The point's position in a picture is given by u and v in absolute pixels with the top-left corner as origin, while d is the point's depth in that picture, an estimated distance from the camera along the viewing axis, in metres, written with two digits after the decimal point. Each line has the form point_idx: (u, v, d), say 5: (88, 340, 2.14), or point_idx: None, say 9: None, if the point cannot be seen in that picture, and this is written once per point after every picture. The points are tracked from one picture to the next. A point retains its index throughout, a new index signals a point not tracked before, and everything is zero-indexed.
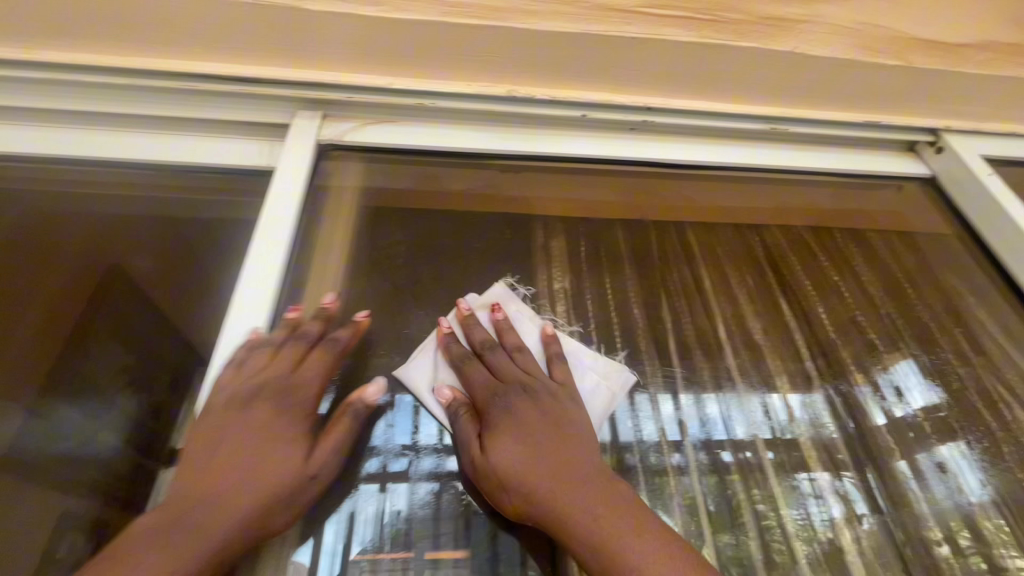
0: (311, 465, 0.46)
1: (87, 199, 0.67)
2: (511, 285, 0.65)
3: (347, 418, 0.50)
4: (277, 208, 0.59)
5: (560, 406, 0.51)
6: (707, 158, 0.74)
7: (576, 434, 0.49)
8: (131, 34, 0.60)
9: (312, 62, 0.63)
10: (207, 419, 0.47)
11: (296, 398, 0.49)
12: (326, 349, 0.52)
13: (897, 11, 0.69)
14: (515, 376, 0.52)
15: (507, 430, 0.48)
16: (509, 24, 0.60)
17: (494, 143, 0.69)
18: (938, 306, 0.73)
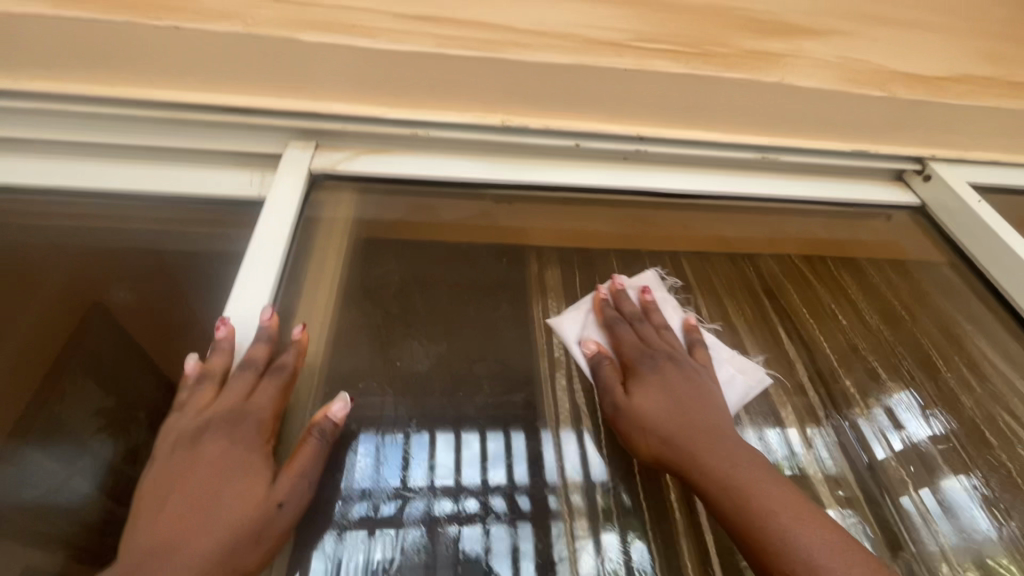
0: (275, 493, 0.44)
1: (81, 232, 0.67)
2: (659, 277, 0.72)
3: (313, 441, 0.47)
4: (266, 243, 0.57)
5: (703, 379, 0.56)
6: (701, 187, 0.74)
7: (715, 401, 0.54)
8: (115, 63, 0.58)
9: (303, 91, 0.62)
10: (159, 464, 0.45)
11: (247, 428, 0.47)
12: (272, 377, 0.50)
13: (871, 49, 0.73)
14: (661, 343, 0.59)
15: (656, 384, 0.54)
16: (504, 55, 0.61)
17: (489, 172, 0.68)
18: (935, 332, 0.73)
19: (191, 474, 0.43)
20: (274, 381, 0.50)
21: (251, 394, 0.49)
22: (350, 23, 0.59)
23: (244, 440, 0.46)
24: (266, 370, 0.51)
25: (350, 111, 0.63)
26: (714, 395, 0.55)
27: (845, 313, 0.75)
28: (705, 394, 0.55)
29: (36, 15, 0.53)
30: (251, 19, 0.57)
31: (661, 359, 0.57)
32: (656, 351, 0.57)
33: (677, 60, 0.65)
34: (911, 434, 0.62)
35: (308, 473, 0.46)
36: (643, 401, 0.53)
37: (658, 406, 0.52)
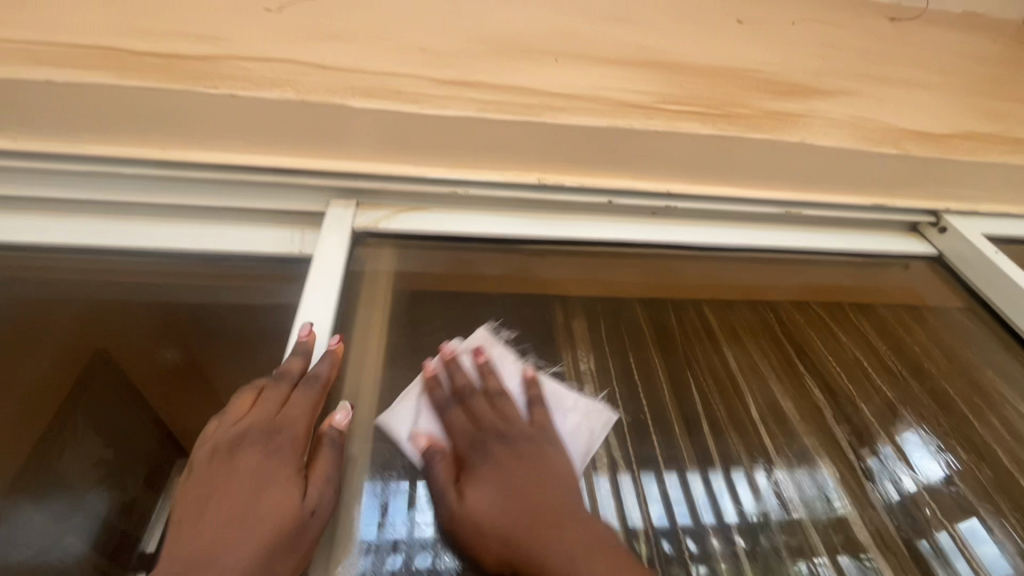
0: (307, 501, 0.44)
1: (140, 288, 0.71)
2: (494, 330, 0.65)
3: (328, 450, 0.48)
4: (316, 307, 0.57)
5: (541, 451, 0.51)
6: (727, 240, 0.76)
7: (559, 487, 0.49)
8: (168, 127, 0.60)
9: (347, 152, 0.64)
10: (195, 475, 0.45)
11: (281, 439, 0.47)
12: (308, 388, 0.50)
13: (878, 114, 0.79)
14: (494, 419, 0.52)
15: (489, 477, 0.49)
16: (543, 119, 0.63)
17: (524, 229, 0.69)
18: (949, 368, 0.77)
19: (226, 485, 0.43)
20: (306, 395, 0.50)
21: (283, 407, 0.49)
22: (396, 91, 0.62)
23: (277, 450, 0.46)
24: (298, 384, 0.51)
25: (394, 172, 0.65)
26: (558, 465, 0.51)
27: (864, 356, 0.77)
28: (548, 472, 0.50)
29: (98, 83, 0.55)
30: (302, 87, 0.60)
31: (496, 443, 0.51)
32: (489, 432, 0.52)
33: (705, 122, 0.68)
34: (926, 476, 0.65)
35: (330, 481, 0.47)
36: (476, 501, 0.48)
37: (493, 505, 0.47)
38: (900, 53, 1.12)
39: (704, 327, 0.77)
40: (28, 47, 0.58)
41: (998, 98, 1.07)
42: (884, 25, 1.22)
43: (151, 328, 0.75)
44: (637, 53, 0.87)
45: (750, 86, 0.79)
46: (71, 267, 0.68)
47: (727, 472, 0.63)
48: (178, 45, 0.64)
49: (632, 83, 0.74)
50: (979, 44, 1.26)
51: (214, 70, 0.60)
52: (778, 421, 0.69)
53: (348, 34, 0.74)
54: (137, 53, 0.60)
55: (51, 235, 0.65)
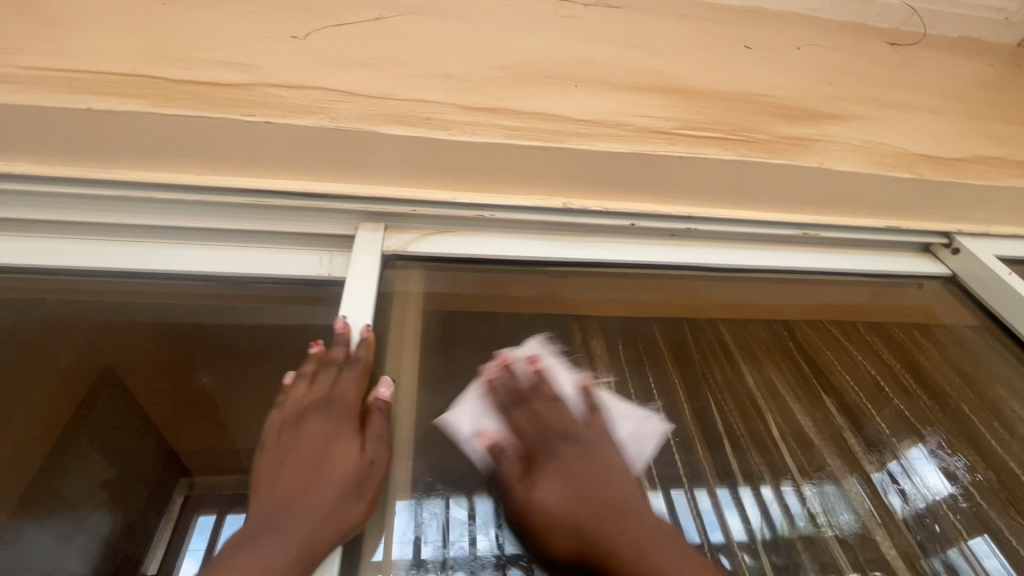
0: (365, 453, 0.48)
1: (161, 305, 0.70)
2: (550, 341, 0.68)
3: (377, 414, 0.51)
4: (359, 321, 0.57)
5: (598, 450, 0.54)
6: (745, 262, 0.78)
7: (620, 480, 0.52)
8: (205, 153, 0.61)
9: (378, 178, 0.65)
10: (269, 448, 0.49)
11: (336, 407, 0.50)
12: (350, 368, 0.53)
13: (889, 139, 0.81)
14: (557, 421, 0.55)
15: (557, 474, 0.52)
16: (570, 145, 0.65)
17: (549, 251, 0.71)
18: (962, 386, 0.79)
19: (296, 450, 0.47)
20: (352, 371, 0.53)
21: (334, 383, 0.53)
22: (426, 117, 0.64)
23: (334, 417, 0.50)
24: (343, 364, 0.54)
25: (423, 196, 0.66)
26: (616, 464, 0.54)
27: (880, 374, 0.80)
28: (606, 469, 0.53)
29: (140, 110, 0.57)
30: (335, 114, 0.62)
31: (560, 442, 0.54)
32: (553, 433, 0.55)
33: (724, 147, 0.70)
34: (936, 486, 0.67)
35: (382, 437, 0.50)
36: (546, 495, 0.50)
37: (561, 499, 0.50)
38: (901, 77, 1.16)
39: (721, 346, 0.78)
40: (68, 74, 0.60)
41: (998, 121, 1.10)
42: (884, 50, 1.26)
43: (164, 346, 0.73)
44: (651, 78, 0.89)
45: (763, 110, 0.82)
46: (99, 289, 0.69)
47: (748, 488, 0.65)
48: (211, 71, 0.65)
49: (651, 109, 0.76)
50: (976, 67, 1.30)
51: (250, 96, 0.62)
52: (801, 440, 0.71)
53: (374, 61, 0.76)
54: (173, 80, 0.62)
55: (88, 259, 0.66)
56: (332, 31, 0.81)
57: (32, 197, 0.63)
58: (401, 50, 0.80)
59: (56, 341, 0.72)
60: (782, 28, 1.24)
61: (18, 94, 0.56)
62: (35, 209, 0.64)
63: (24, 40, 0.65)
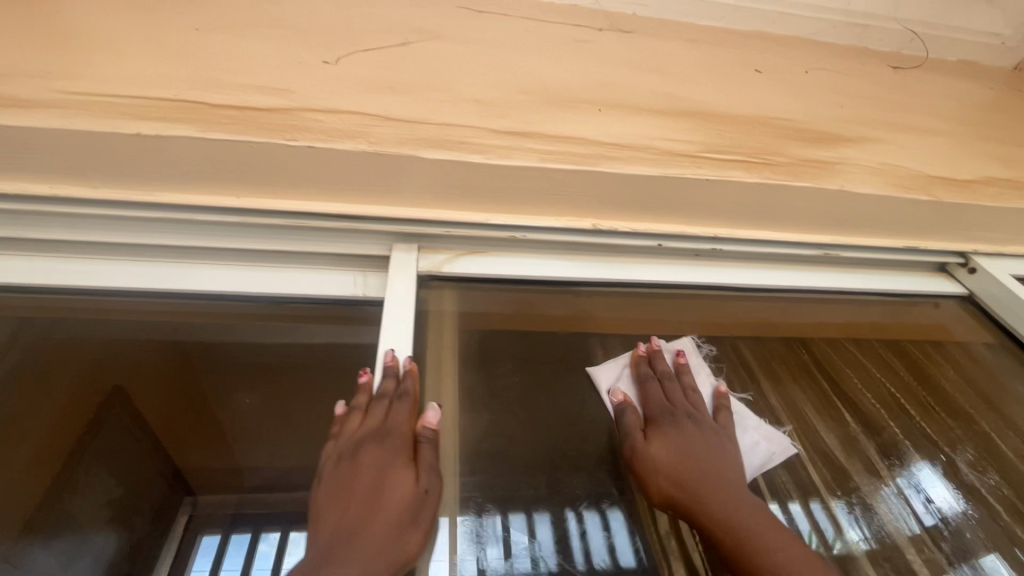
0: (420, 485, 0.49)
1: (200, 326, 0.73)
2: (698, 344, 0.77)
3: (429, 444, 0.52)
4: (398, 341, 0.59)
5: (711, 435, 0.62)
6: (767, 281, 0.79)
7: (723, 454, 0.60)
8: (246, 175, 0.62)
9: (413, 200, 0.67)
10: (328, 477, 0.50)
11: (390, 439, 0.51)
12: (401, 399, 0.53)
13: (907, 162, 0.83)
14: (683, 400, 0.64)
15: (673, 437, 0.60)
16: (602, 168, 0.66)
17: (579, 272, 0.72)
18: (978, 399, 0.82)
19: (356, 482, 0.48)
20: (402, 403, 0.53)
21: (387, 413, 0.52)
22: (461, 141, 0.66)
23: (391, 448, 0.50)
24: (393, 395, 0.53)
25: (457, 218, 0.67)
26: (726, 449, 0.61)
27: (898, 389, 0.82)
28: (716, 449, 0.60)
29: (184, 134, 0.57)
30: (374, 138, 0.63)
31: (684, 417, 0.62)
32: (680, 407, 0.63)
33: (749, 170, 0.72)
34: (940, 508, 0.69)
35: (434, 467, 0.51)
36: (659, 451, 0.59)
37: (671, 460, 0.59)
38: (906, 100, 1.19)
39: (743, 365, 0.80)
40: (111, 99, 0.61)
41: (1002, 143, 1.13)
42: (888, 74, 1.30)
43: (197, 367, 0.78)
44: (669, 102, 0.92)
45: (782, 133, 0.84)
46: (135, 308, 0.71)
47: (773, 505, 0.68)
48: (249, 96, 0.67)
49: (674, 132, 0.78)
50: (976, 90, 1.34)
51: (289, 121, 0.63)
52: (826, 457, 0.73)
53: (404, 85, 0.78)
54: (214, 105, 0.63)
55: (124, 280, 0.67)
56: (361, 56, 0.83)
57: (72, 221, 0.64)
58: (429, 74, 0.82)
59: (66, 363, 0.75)
60: (789, 52, 1.28)
61: (63, 118, 0.57)
62: (74, 232, 0.65)
63: (65, 66, 0.66)
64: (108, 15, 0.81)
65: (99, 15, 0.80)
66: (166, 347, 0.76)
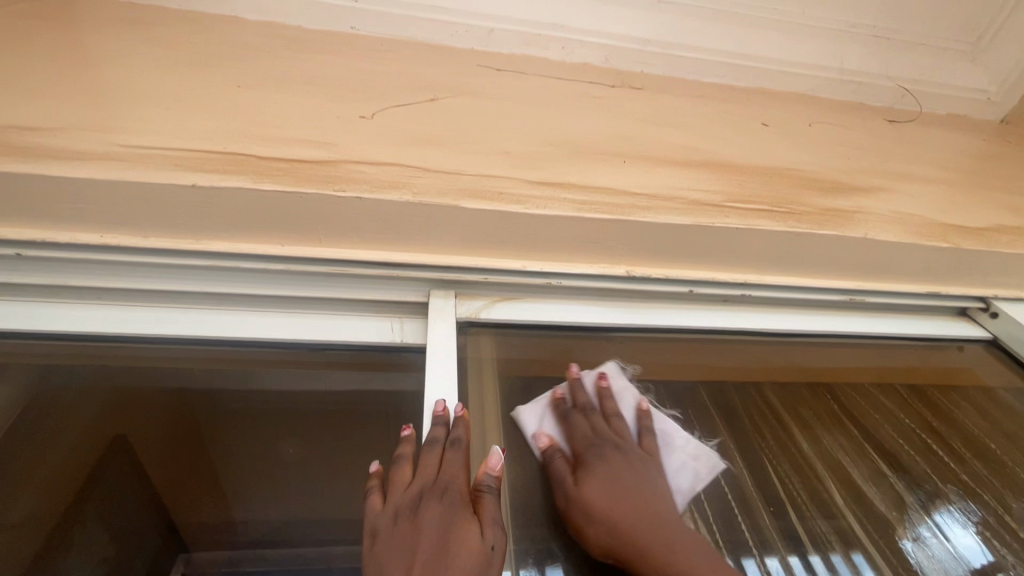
0: (487, 538, 0.45)
1: (237, 376, 0.74)
2: (622, 366, 0.73)
3: (488, 495, 0.49)
4: (440, 387, 0.59)
5: (647, 465, 0.59)
6: (794, 326, 0.81)
7: (663, 494, 0.57)
8: (290, 223, 0.64)
9: (452, 249, 0.68)
10: (384, 538, 0.46)
11: (448, 490, 0.48)
12: (454, 449, 0.51)
13: (920, 211, 0.86)
14: (610, 431, 0.60)
15: (602, 476, 0.56)
16: (635, 219, 0.69)
17: (611, 318, 0.73)
18: (1012, 445, 0.81)
19: (417, 540, 0.45)
20: (457, 452, 0.51)
21: (441, 463, 0.50)
22: (499, 192, 0.68)
23: (451, 501, 0.47)
24: (446, 444, 0.52)
25: (495, 264, 0.69)
26: (658, 478, 0.58)
27: (922, 428, 0.84)
28: (650, 483, 0.57)
29: (239, 185, 0.60)
30: (417, 189, 0.65)
31: (609, 447, 0.59)
32: (602, 440, 0.59)
33: (775, 219, 0.74)
34: (980, 555, 0.69)
35: (497, 520, 0.47)
36: (591, 493, 0.55)
37: (607, 497, 0.55)
38: (906, 152, 1.25)
39: (769, 411, 0.82)
40: (162, 152, 0.63)
41: (1003, 192, 1.18)
42: (885, 127, 1.36)
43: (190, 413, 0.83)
44: (687, 153, 0.96)
45: (798, 183, 0.87)
46: (151, 356, 0.70)
47: (813, 555, 0.67)
48: (297, 148, 0.69)
49: (698, 183, 0.81)
50: (970, 142, 1.40)
51: (336, 172, 0.65)
52: (864, 503, 0.73)
53: (436, 138, 0.81)
54: (265, 158, 0.65)
55: (165, 324, 0.67)
56: (393, 111, 0.87)
57: (113, 269, 0.64)
58: (461, 128, 0.86)
59: (73, 413, 0.76)
60: (790, 107, 1.35)
61: (121, 171, 0.59)
62: (114, 279, 0.65)
63: (121, 121, 0.69)
64: (159, 76, 0.85)
65: (150, 77, 0.84)
66: (161, 400, 0.80)
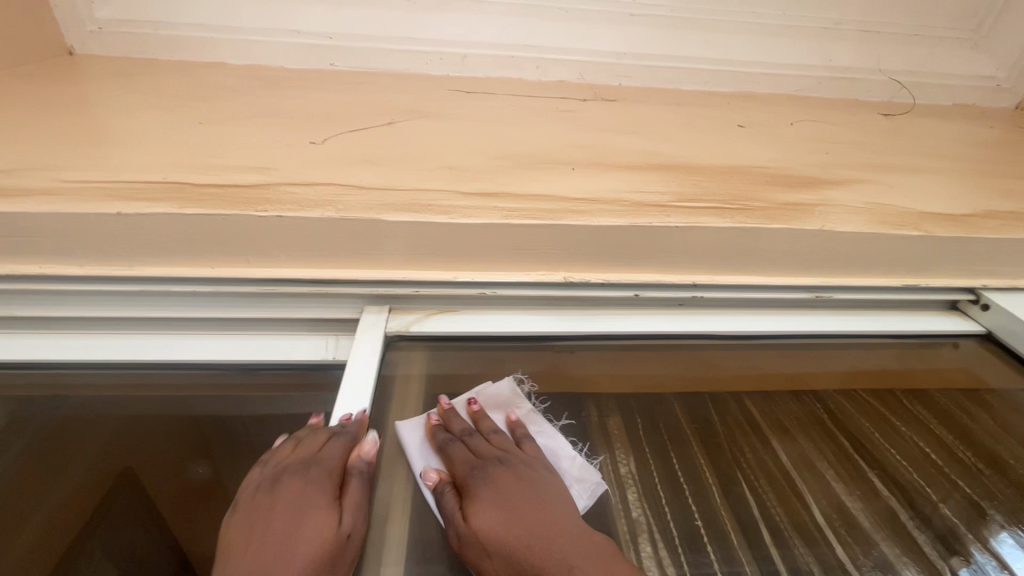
0: (342, 525, 0.51)
1: (192, 396, 0.74)
2: (519, 380, 0.72)
3: (355, 482, 0.56)
4: (357, 397, 0.62)
5: (533, 472, 0.59)
6: (759, 327, 0.75)
7: (555, 503, 0.57)
8: (217, 247, 0.65)
9: (382, 263, 0.68)
10: (250, 509, 0.52)
11: (316, 477, 0.54)
12: (338, 440, 0.58)
13: (895, 200, 0.80)
14: (493, 451, 0.60)
15: (489, 500, 0.55)
16: (566, 222, 0.67)
17: (555, 326, 0.71)
18: (1006, 438, 0.78)
19: (278, 516, 0.51)
20: (337, 442, 0.57)
21: (323, 449, 0.57)
22: (427, 204, 0.67)
23: (319, 485, 0.54)
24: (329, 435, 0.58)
25: (425, 277, 0.68)
26: (551, 485, 0.59)
27: (932, 448, 0.78)
28: (539, 488, 0.57)
29: (163, 211, 0.62)
30: (342, 205, 0.65)
31: (493, 467, 0.58)
32: (485, 460, 0.58)
33: (723, 215, 0.70)
34: None
35: (358, 508, 0.54)
36: (482, 523, 0.53)
37: (499, 522, 0.53)
38: (897, 143, 1.18)
39: (749, 422, 0.78)
40: (97, 184, 0.65)
41: (1008, 177, 1.09)
42: (878, 122, 1.30)
43: (188, 436, 0.77)
44: (646, 157, 0.94)
45: (760, 180, 0.84)
46: (117, 382, 0.72)
47: None
48: (236, 175, 0.71)
49: (649, 185, 0.78)
50: (974, 130, 1.32)
51: (264, 195, 0.66)
52: (849, 525, 0.68)
53: (382, 157, 0.82)
54: (197, 184, 0.67)
55: (112, 349, 0.68)
56: (347, 135, 0.89)
57: (61, 296, 0.67)
58: (411, 148, 0.87)
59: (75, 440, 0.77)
60: (773, 108, 1.31)
61: (55, 204, 0.62)
62: (62, 307, 0.67)
63: (77, 160, 0.73)
64: (134, 119, 0.90)
65: (124, 121, 0.89)
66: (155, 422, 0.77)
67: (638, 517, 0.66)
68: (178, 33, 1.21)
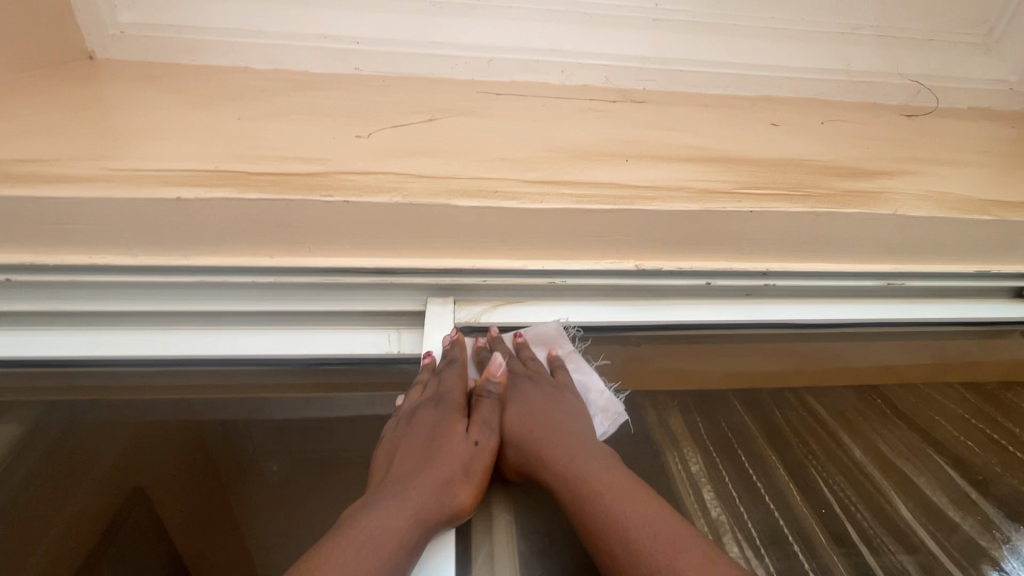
0: (471, 435, 0.54)
1: (229, 403, 0.69)
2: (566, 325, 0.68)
3: (485, 400, 0.59)
4: None
5: (561, 390, 0.61)
6: (828, 315, 0.73)
7: (571, 413, 0.59)
8: (279, 234, 0.62)
9: (448, 250, 0.65)
10: (393, 434, 0.56)
11: (447, 400, 0.57)
12: (449, 369, 0.60)
13: (954, 188, 0.80)
14: (524, 369, 0.63)
15: (514, 403, 0.59)
16: (639, 207, 0.64)
17: (625, 316, 0.69)
18: None
19: (415, 436, 0.54)
20: (452, 370, 0.60)
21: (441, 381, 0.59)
22: (494, 190, 0.65)
23: (444, 407, 0.56)
24: (443, 365, 0.61)
25: (492, 265, 0.66)
26: (572, 403, 0.60)
27: (993, 429, 0.77)
28: (563, 404, 0.59)
29: (223, 197, 0.59)
30: (409, 192, 0.63)
31: (523, 381, 0.61)
32: (518, 376, 0.62)
33: (793, 201, 0.69)
34: None
35: (486, 423, 0.57)
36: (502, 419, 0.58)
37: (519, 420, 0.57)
38: (931, 140, 1.19)
39: (818, 423, 0.75)
40: (147, 172, 0.62)
41: None
42: (905, 121, 1.31)
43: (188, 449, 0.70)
44: (693, 150, 0.92)
45: (816, 170, 0.82)
46: (157, 390, 0.69)
47: None
48: (290, 165, 0.68)
49: (708, 175, 0.77)
50: (999, 129, 1.33)
51: (325, 181, 0.63)
52: (933, 515, 0.66)
53: (432, 149, 0.80)
54: (253, 172, 0.64)
55: (162, 347, 0.65)
56: (391, 130, 0.87)
57: (110, 291, 0.64)
58: (458, 141, 0.85)
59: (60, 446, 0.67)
60: (800, 109, 1.32)
61: (108, 190, 0.59)
62: (107, 304, 0.64)
63: (121, 151, 0.70)
64: (166, 116, 0.88)
65: (157, 118, 0.87)
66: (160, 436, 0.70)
67: (720, 517, 0.63)
68: (201, 38, 1.19)
